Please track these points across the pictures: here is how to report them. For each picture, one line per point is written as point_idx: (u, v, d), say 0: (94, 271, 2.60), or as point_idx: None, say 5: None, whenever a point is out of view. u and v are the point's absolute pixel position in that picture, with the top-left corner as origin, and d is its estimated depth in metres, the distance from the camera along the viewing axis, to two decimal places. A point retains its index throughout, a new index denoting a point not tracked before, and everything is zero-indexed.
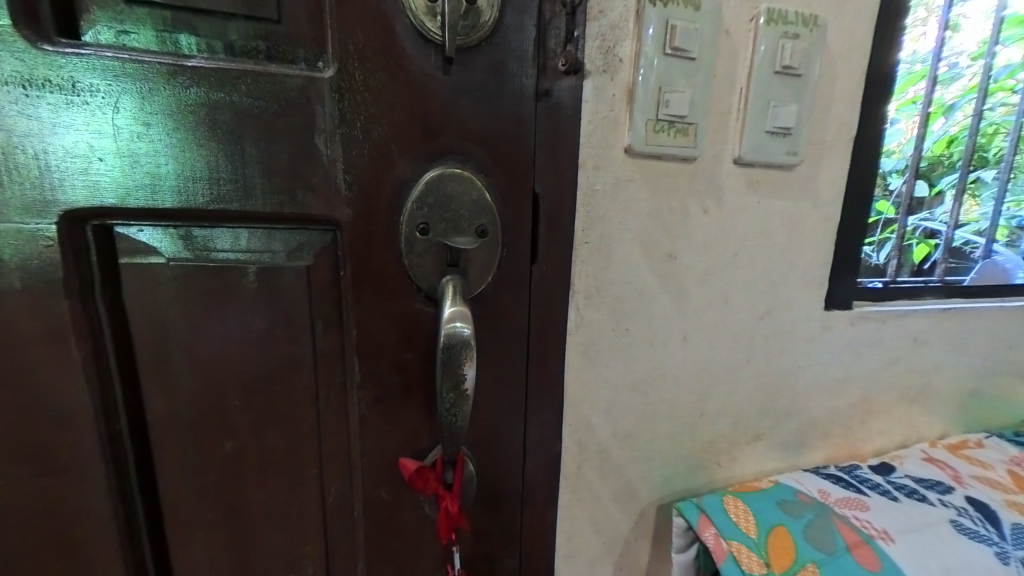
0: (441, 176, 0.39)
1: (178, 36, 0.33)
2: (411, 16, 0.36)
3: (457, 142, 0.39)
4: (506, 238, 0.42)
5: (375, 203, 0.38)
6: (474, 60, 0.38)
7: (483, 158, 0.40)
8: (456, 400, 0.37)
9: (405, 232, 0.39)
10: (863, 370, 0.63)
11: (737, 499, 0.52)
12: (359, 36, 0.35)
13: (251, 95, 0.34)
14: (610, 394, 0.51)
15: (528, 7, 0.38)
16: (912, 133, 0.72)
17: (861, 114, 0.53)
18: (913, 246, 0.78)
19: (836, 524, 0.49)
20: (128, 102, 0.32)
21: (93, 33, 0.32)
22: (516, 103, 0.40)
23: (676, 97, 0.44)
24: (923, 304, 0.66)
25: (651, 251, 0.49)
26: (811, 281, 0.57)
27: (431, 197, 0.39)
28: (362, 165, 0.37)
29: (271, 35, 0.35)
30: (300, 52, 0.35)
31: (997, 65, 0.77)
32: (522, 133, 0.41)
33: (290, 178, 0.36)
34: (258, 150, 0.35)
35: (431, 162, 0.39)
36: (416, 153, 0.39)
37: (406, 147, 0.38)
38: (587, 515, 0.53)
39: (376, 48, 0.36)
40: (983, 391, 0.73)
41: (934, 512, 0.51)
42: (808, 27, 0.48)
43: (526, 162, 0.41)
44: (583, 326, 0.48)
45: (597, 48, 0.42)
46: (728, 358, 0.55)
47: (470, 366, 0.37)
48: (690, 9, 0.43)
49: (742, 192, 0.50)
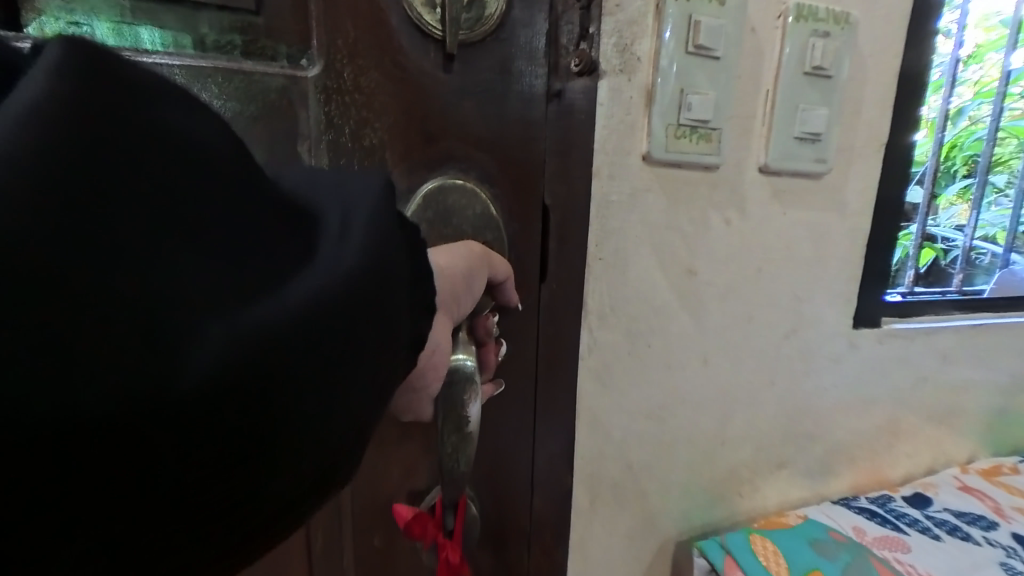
0: (441, 188, 0.35)
1: (139, 29, 0.28)
2: (407, 7, 0.32)
3: (459, 148, 0.35)
4: (514, 255, 0.38)
5: None
6: (479, 57, 0.34)
7: (488, 166, 0.36)
8: (459, 443, 0.33)
9: None
10: (890, 390, 0.59)
11: (765, 537, 0.47)
12: (348, 30, 0.31)
13: (224, 96, 0.30)
14: (625, 423, 0.47)
15: (537, 1, 0.35)
16: (925, 137, 0.69)
17: (892, 119, 0.50)
18: (919, 252, 0.73)
19: (878, 569, 0.44)
20: None
21: (39, 25, 0.27)
22: (524, 106, 0.36)
23: (699, 100, 0.40)
24: (950, 320, 0.62)
25: (669, 267, 0.44)
26: (839, 297, 0.53)
27: (430, 210, 0.35)
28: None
29: (250, 28, 0.30)
30: (281, 47, 0.31)
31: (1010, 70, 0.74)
32: (530, 138, 0.37)
33: None
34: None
35: (429, 172, 0.35)
36: (411, 162, 0.34)
37: (401, 156, 0.34)
38: (600, 553, 0.49)
39: (369, 43, 0.32)
40: (1012, 411, 0.69)
41: (979, 552, 0.46)
42: (839, 24, 0.44)
43: (535, 171, 0.37)
44: (596, 348, 0.44)
45: (612, 46, 0.38)
46: (751, 381, 0.51)
47: (474, 402, 0.33)
48: (714, 5, 0.39)
49: (766, 202, 0.47)
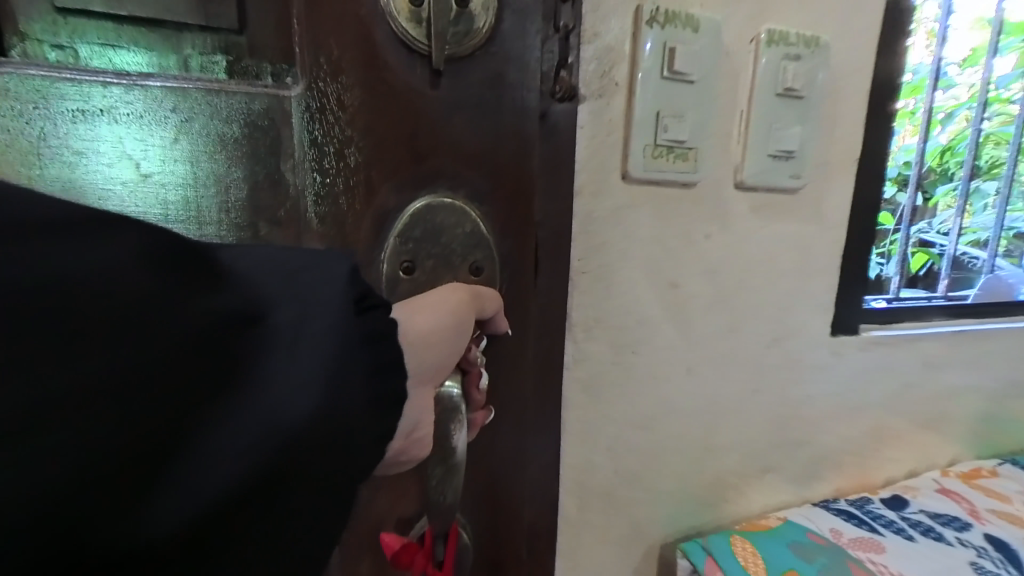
0: (430, 207, 0.37)
1: (126, 53, 0.31)
2: (393, 23, 0.34)
3: (447, 163, 0.37)
4: (505, 268, 0.40)
5: (353, 231, 0.36)
6: (464, 71, 0.36)
7: (474, 181, 0.38)
8: (446, 473, 0.37)
9: (389, 272, 0.37)
10: (872, 395, 0.61)
11: (746, 539, 0.49)
12: (333, 49, 0.33)
13: (206, 117, 0.32)
14: (611, 430, 0.48)
15: (527, 18, 0.36)
16: (911, 141, 0.71)
17: (865, 136, 0.52)
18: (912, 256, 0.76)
19: (852, 570, 0.46)
20: (62, 126, 0.29)
21: (29, 48, 0.29)
22: (508, 118, 0.37)
23: (676, 121, 0.43)
24: (932, 327, 0.63)
25: (651, 280, 0.46)
26: (820, 306, 0.54)
27: (418, 229, 0.37)
28: (336, 195, 0.35)
29: (233, 49, 0.33)
30: (265, 67, 0.33)
31: (996, 75, 0.76)
32: (515, 150, 0.38)
33: (253, 211, 0.34)
34: (213, 187, 0.33)
35: (418, 190, 0.37)
36: (400, 178, 0.36)
37: (389, 172, 0.36)
38: (589, 556, 0.50)
39: (354, 61, 0.34)
40: (996, 416, 0.70)
41: (952, 553, 0.48)
42: (809, 47, 0.46)
43: (525, 185, 0.39)
44: (582, 359, 0.46)
45: (592, 72, 0.40)
46: (735, 388, 0.53)
47: (459, 428, 0.36)
48: (688, 31, 0.41)
49: (746, 216, 0.48)
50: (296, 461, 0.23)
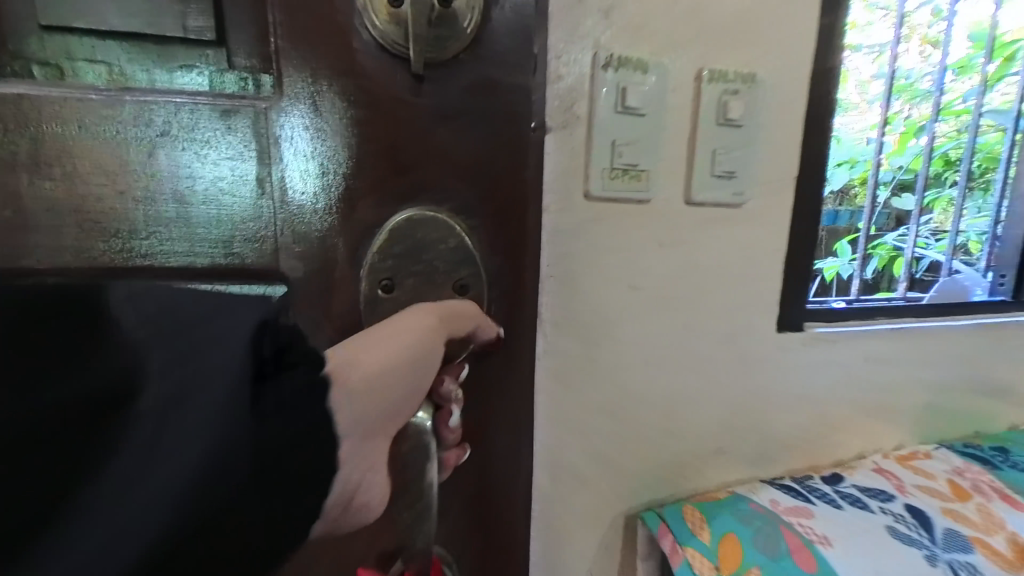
0: (410, 222, 0.40)
1: (129, 69, 0.36)
2: (372, 30, 0.36)
3: (429, 167, 0.40)
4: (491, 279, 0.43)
5: (340, 235, 0.39)
6: (443, 76, 0.38)
7: (456, 185, 0.41)
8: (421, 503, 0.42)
9: (370, 290, 0.40)
10: (818, 386, 0.68)
11: (695, 508, 0.56)
12: (315, 58, 0.36)
13: (193, 125, 0.35)
14: (578, 413, 0.56)
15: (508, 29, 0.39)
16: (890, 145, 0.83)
17: (803, 156, 0.59)
18: (883, 258, 0.88)
19: (780, 531, 0.51)
20: (69, 142, 0.33)
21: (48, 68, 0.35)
22: (488, 122, 0.40)
23: (629, 148, 0.50)
24: (874, 325, 0.71)
25: (611, 283, 0.54)
26: (765, 306, 0.62)
27: (399, 246, 0.40)
28: (321, 198, 0.38)
29: (223, 60, 0.37)
30: (251, 75, 0.37)
31: (980, 85, 0.86)
32: (495, 152, 0.41)
33: (242, 214, 0.37)
34: (182, 205, 0.35)
35: (402, 201, 0.40)
36: (384, 183, 0.39)
37: (374, 177, 0.39)
38: (560, 525, 0.57)
39: (335, 69, 0.36)
40: (938, 407, 0.78)
41: (873, 518, 0.53)
42: (746, 83, 0.53)
43: (516, 189, 0.42)
44: (551, 351, 0.53)
45: (556, 108, 0.48)
46: (689, 379, 0.60)
47: (433, 464, 0.41)
48: (639, 73, 0.49)
49: (695, 228, 0.56)
50: (191, 515, 0.25)
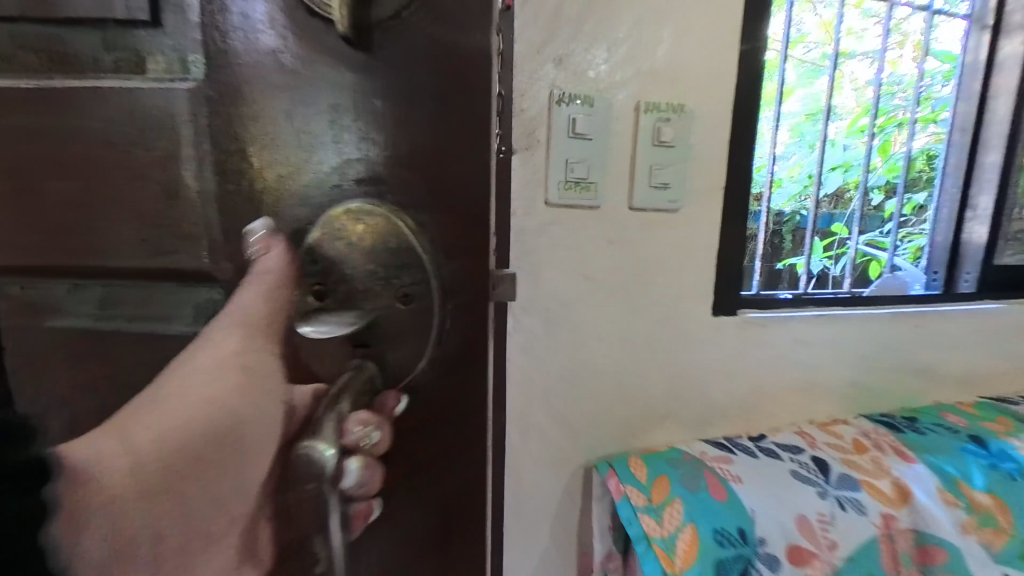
0: (347, 215, 0.32)
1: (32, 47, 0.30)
2: None
3: (373, 159, 0.32)
4: (439, 287, 0.34)
5: (265, 244, 0.32)
6: (392, 44, 0.31)
7: (409, 180, 0.33)
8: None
9: (297, 298, 0.33)
10: (753, 362, 0.80)
11: (639, 457, 0.67)
12: (234, 29, 0.30)
13: (106, 121, 0.30)
14: (543, 380, 0.68)
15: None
16: (837, 134, 1.05)
17: (730, 170, 0.71)
18: (830, 248, 1.09)
19: (703, 472, 0.63)
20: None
21: None
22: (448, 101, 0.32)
23: (580, 165, 0.63)
24: (802, 311, 0.83)
25: (569, 273, 0.66)
26: (702, 294, 0.74)
27: (331, 248, 0.33)
28: (244, 201, 0.32)
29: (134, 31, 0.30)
30: (167, 51, 0.30)
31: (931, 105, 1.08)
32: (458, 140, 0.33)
33: (160, 222, 0.32)
34: (105, 207, 0.32)
35: (337, 196, 0.32)
36: (315, 178, 0.32)
37: (304, 171, 0.32)
38: (530, 472, 0.70)
39: (255, 41, 0.30)
40: (867, 384, 0.89)
41: (780, 464, 0.66)
42: (677, 112, 0.66)
43: (475, 189, 0.34)
44: (520, 328, 0.66)
45: (521, 133, 0.61)
46: (638, 353, 0.72)
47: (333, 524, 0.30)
48: (587, 106, 0.62)
49: (639, 228, 0.68)
50: None
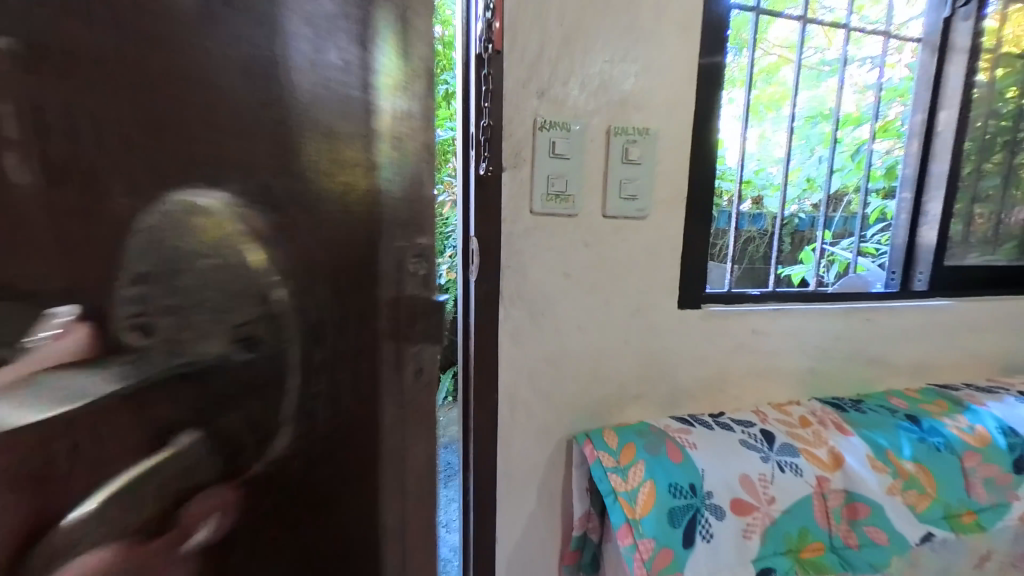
0: (182, 212, 0.29)
1: None
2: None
3: (219, 163, 0.30)
4: (292, 329, 0.37)
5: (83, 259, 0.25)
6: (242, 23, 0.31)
7: (245, 186, 0.32)
8: None
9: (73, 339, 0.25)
10: (716, 350, 0.91)
11: (612, 430, 0.79)
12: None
13: None
14: (529, 362, 0.79)
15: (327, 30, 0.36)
16: (797, 146, 1.24)
17: (690, 184, 0.83)
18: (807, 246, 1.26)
19: (664, 439, 0.74)
20: None
21: None
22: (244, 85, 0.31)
23: (559, 181, 0.74)
24: (761, 306, 0.94)
25: (551, 271, 0.78)
26: (668, 290, 0.85)
27: (147, 260, 0.28)
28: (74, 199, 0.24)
29: None
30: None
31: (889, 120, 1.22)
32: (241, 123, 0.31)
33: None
34: None
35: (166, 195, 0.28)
36: (148, 174, 0.27)
37: (147, 162, 0.27)
38: (519, 442, 0.81)
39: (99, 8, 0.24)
40: (824, 371, 0.99)
41: (732, 434, 0.77)
42: (642, 134, 0.78)
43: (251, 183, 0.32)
44: (509, 317, 0.77)
45: (509, 154, 0.72)
46: (612, 341, 0.83)
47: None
48: (565, 131, 0.73)
49: (611, 233, 0.80)
50: None
